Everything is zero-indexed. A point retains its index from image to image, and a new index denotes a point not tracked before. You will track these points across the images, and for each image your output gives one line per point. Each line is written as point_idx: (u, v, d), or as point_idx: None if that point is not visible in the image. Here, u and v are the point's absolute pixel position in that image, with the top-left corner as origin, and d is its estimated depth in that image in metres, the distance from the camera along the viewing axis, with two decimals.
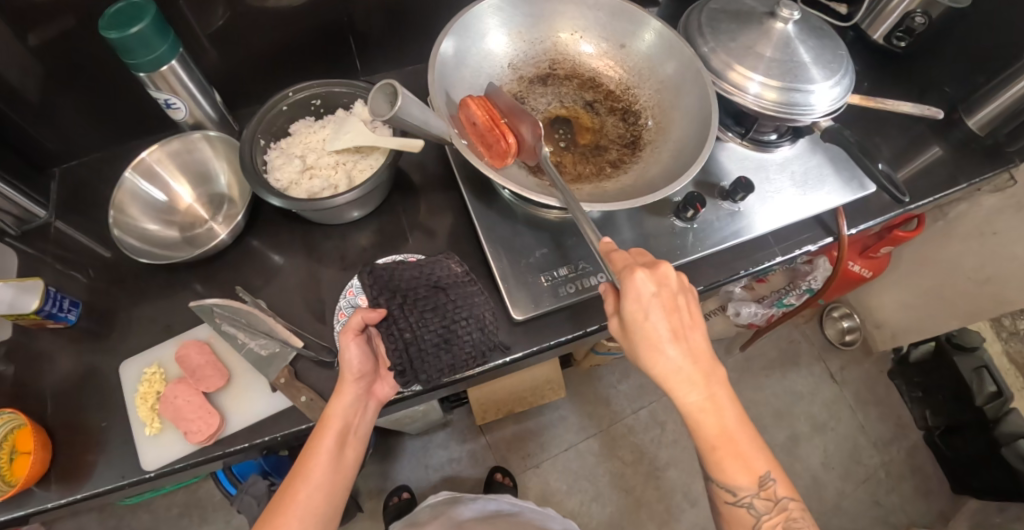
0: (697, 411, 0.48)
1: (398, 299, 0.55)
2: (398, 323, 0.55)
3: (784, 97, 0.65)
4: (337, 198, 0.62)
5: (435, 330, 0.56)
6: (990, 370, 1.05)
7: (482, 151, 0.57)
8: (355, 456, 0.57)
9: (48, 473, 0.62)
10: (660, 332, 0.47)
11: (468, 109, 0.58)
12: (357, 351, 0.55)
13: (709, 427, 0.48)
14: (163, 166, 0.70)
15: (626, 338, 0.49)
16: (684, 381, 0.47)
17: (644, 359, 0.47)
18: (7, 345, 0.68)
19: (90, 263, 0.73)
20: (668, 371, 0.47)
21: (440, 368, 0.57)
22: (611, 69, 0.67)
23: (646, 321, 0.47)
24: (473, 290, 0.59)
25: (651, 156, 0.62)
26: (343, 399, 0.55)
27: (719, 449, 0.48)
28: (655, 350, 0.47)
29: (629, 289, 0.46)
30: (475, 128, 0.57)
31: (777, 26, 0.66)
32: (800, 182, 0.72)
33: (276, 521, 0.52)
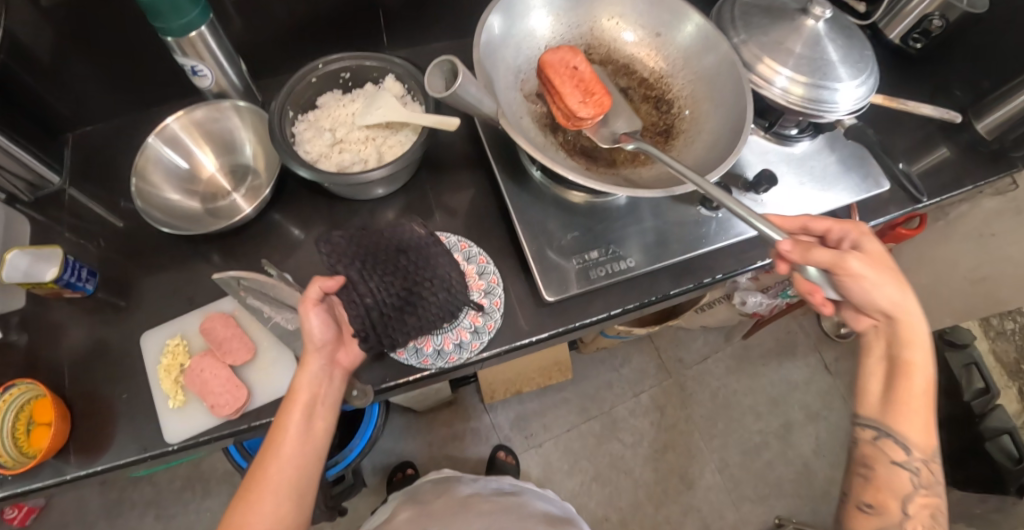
0: (918, 352, 0.50)
1: (360, 265, 0.59)
2: (358, 288, 0.58)
3: (811, 93, 0.66)
4: (371, 174, 0.61)
5: (396, 292, 0.59)
6: (979, 367, 1.10)
7: (570, 94, 0.57)
8: (326, 429, 0.55)
9: (67, 446, 0.62)
10: (894, 265, 0.51)
11: (574, 57, 0.59)
12: (318, 319, 0.55)
13: (915, 374, 0.50)
14: (188, 133, 0.69)
15: (878, 267, 0.50)
16: (917, 318, 0.51)
17: (883, 289, 0.50)
18: (20, 314, 0.68)
19: (102, 233, 0.72)
20: (901, 305, 0.51)
21: (406, 331, 0.59)
22: (648, 57, 0.67)
23: (880, 256, 0.52)
24: (437, 254, 0.63)
25: (684, 146, 0.62)
26: (308, 369, 0.55)
27: (911, 400, 0.50)
28: (895, 281, 0.50)
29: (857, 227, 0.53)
30: (574, 72, 0.58)
31: (808, 23, 0.67)
32: (819, 178, 0.73)
33: (248, 502, 0.51)
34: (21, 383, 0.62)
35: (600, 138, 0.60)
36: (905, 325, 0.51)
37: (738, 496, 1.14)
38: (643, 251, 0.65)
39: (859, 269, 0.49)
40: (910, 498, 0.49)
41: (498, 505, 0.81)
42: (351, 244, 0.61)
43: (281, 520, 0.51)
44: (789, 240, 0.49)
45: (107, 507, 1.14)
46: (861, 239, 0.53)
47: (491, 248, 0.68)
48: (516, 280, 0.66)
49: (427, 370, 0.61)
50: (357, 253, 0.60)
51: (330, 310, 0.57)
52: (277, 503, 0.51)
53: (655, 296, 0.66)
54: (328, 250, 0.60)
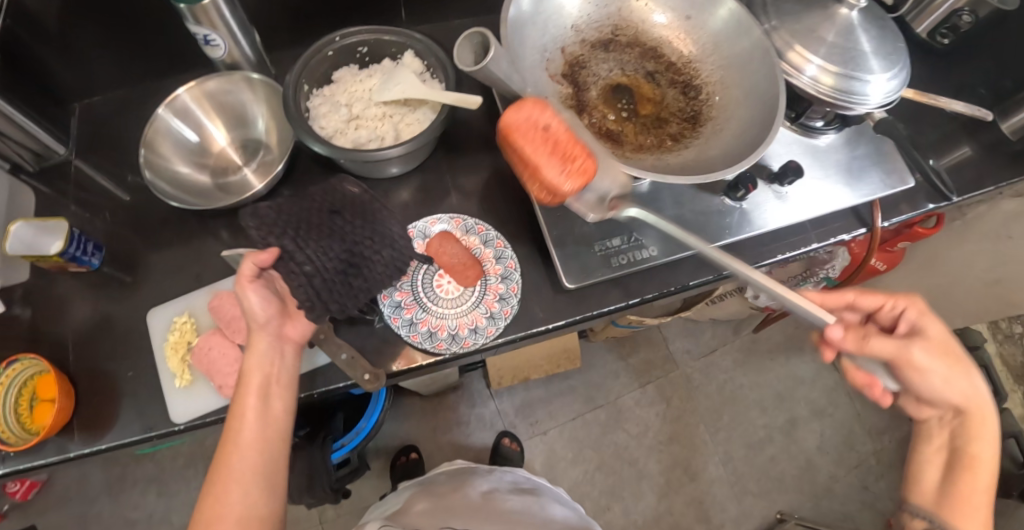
0: (984, 448, 0.51)
1: (292, 233, 0.51)
2: (295, 258, 0.51)
3: (841, 83, 0.64)
4: (387, 152, 0.59)
5: (339, 254, 0.52)
6: (990, 370, 1.08)
7: (548, 165, 0.50)
8: (286, 408, 0.55)
9: (70, 423, 0.61)
10: (959, 351, 0.51)
11: (543, 113, 0.51)
12: (257, 296, 0.54)
13: (980, 471, 0.51)
14: (199, 104, 0.67)
15: (942, 353, 0.50)
16: (986, 416, 0.52)
17: (953, 379, 0.50)
18: (24, 287, 0.67)
19: (108, 206, 0.70)
20: (972, 395, 0.51)
21: (355, 294, 0.53)
22: (677, 41, 0.66)
23: (941, 337, 0.51)
24: (376, 210, 0.57)
25: (711, 133, 0.60)
26: (256, 350, 0.55)
27: (973, 496, 0.50)
28: (962, 373, 0.51)
29: (915, 304, 0.52)
30: (545, 134, 0.51)
31: (842, 11, 0.65)
32: (846, 175, 0.71)
33: (214, 495, 0.51)
34: (25, 358, 0.61)
35: (588, 206, 0.55)
36: (974, 419, 0.51)
37: (740, 490, 1.14)
38: (666, 240, 0.63)
39: (926, 354, 0.49)
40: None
41: (521, 500, 0.81)
42: (277, 212, 0.52)
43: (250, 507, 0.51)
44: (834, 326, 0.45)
45: (109, 483, 1.14)
46: (921, 318, 0.52)
47: (509, 232, 0.66)
48: (535, 266, 0.65)
49: (441, 355, 0.60)
50: (288, 221, 0.52)
51: (268, 285, 0.56)
52: (244, 491, 0.51)
53: (674, 286, 0.65)
54: (254, 222, 0.51)
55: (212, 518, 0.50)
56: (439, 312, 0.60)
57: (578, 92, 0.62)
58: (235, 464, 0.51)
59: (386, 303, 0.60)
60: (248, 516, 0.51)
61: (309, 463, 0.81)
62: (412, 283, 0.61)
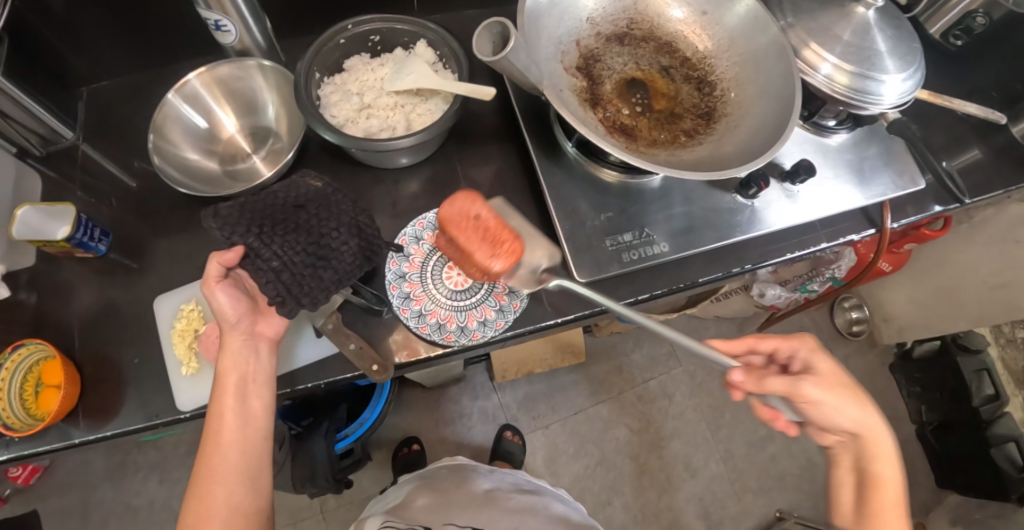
0: (885, 466, 0.50)
1: (255, 230, 0.52)
2: (262, 254, 0.51)
3: (855, 83, 0.63)
4: (398, 142, 0.58)
5: (304, 249, 0.52)
6: (991, 373, 1.09)
7: (478, 251, 0.48)
8: (265, 406, 0.54)
9: (76, 409, 0.60)
10: (847, 382, 0.49)
11: (472, 202, 0.50)
12: (224, 296, 0.53)
13: (885, 489, 0.50)
14: (209, 90, 0.66)
15: (828, 388, 0.48)
16: (882, 434, 0.50)
17: (843, 409, 0.48)
18: (30, 272, 0.66)
19: (114, 192, 0.70)
20: (866, 422, 0.49)
21: (325, 285, 0.52)
22: (692, 36, 0.65)
23: (832, 371, 0.50)
24: (342, 203, 0.56)
25: (725, 130, 0.60)
26: (229, 349, 0.54)
27: (884, 514, 0.49)
28: (853, 399, 0.49)
29: (805, 342, 0.52)
30: (477, 223, 0.49)
31: (858, 10, 0.64)
32: (856, 174, 0.69)
33: (199, 497, 0.51)
34: (31, 343, 0.61)
35: (520, 281, 0.53)
36: (869, 441, 0.50)
37: (741, 488, 1.14)
38: (677, 236, 0.63)
39: (814, 389, 0.48)
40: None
41: (522, 501, 0.80)
42: (240, 210, 0.52)
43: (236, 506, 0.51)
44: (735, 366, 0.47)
45: (111, 469, 1.14)
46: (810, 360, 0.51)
47: None
48: None
49: (450, 347, 0.60)
50: (250, 218, 0.52)
51: (237, 284, 0.55)
52: (230, 491, 0.51)
53: (683, 283, 0.65)
54: (217, 222, 0.51)
55: (200, 519, 0.50)
56: (448, 303, 0.60)
57: (592, 85, 0.62)
58: (216, 467, 0.51)
59: (395, 294, 0.60)
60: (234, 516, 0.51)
61: (313, 454, 0.80)
62: (421, 275, 0.62)
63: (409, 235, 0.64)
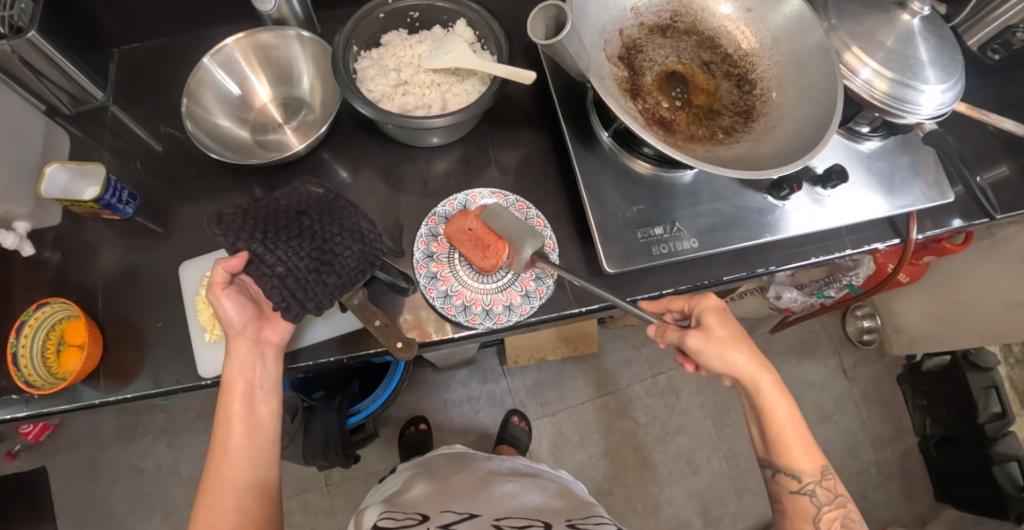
0: (770, 395, 0.53)
1: (259, 236, 0.51)
2: (266, 260, 0.50)
3: (896, 90, 0.58)
4: (433, 121, 0.57)
5: (309, 254, 0.52)
6: (999, 391, 1.09)
7: (474, 257, 0.58)
8: (272, 411, 0.56)
9: (97, 370, 0.61)
10: (722, 333, 0.53)
11: (465, 218, 0.60)
12: (231, 302, 0.54)
13: (779, 417, 0.53)
14: (245, 57, 0.66)
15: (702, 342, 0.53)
16: (763, 370, 0.52)
17: (725, 357, 0.52)
18: (55, 231, 0.66)
19: (141, 155, 0.69)
20: (745, 367, 0.52)
21: (330, 291, 0.52)
22: (736, 32, 0.65)
23: (722, 326, 0.53)
24: (344, 208, 0.55)
25: (763, 129, 0.59)
26: (236, 356, 0.54)
27: (783, 435, 0.53)
28: (730, 345, 0.52)
29: (702, 299, 0.55)
30: (471, 234, 0.59)
31: (903, 18, 0.59)
32: (887, 185, 0.67)
33: (206, 504, 0.51)
34: (54, 302, 0.61)
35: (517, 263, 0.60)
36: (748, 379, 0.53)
37: (741, 487, 1.15)
38: (705, 233, 0.63)
39: (696, 348, 0.53)
40: (819, 517, 0.53)
41: (519, 482, 0.77)
42: (243, 216, 0.52)
43: (247, 514, 0.52)
44: (652, 323, 0.56)
45: (120, 431, 1.15)
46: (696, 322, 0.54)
47: (550, 213, 0.66)
48: (573, 248, 0.65)
49: (474, 329, 0.60)
50: (253, 223, 0.51)
51: (242, 290, 0.56)
52: (239, 496, 0.52)
53: (708, 280, 0.65)
54: (220, 228, 0.51)
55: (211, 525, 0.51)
56: (475, 286, 0.61)
57: (633, 76, 0.62)
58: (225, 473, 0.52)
59: (422, 273, 0.61)
60: (245, 523, 0.51)
61: (324, 425, 0.83)
62: (449, 255, 0.62)
63: (439, 215, 0.64)
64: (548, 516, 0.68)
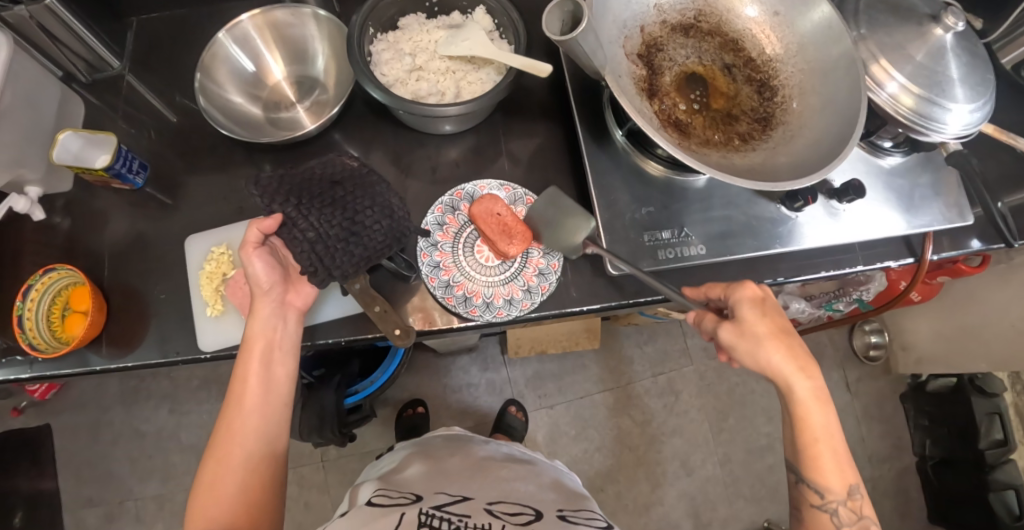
0: (806, 399, 0.50)
1: (293, 202, 0.52)
2: (298, 225, 0.52)
3: (921, 107, 0.56)
4: (445, 109, 0.57)
5: (339, 223, 0.52)
6: (1003, 418, 1.08)
7: (498, 240, 0.59)
8: (287, 373, 0.56)
9: (99, 337, 0.62)
10: (761, 330, 0.51)
11: (495, 202, 0.61)
12: (261, 262, 0.55)
13: (813, 428, 0.50)
14: (260, 33, 0.66)
15: (737, 336, 0.52)
16: (799, 373, 0.50)
17: (758, 355, 0.51)
18: (66, 197, 0.67)
19: (154, 125, 0.70)
20: (781, 366, 0.50)
21: (354, 261, 0.53)
22: (762, 36, 0.63)
23: (759, 321, 0.51)
24: (376, 183, 0.55)
25: (781, 138, 0.58)
26: (260, 316, 0.55)
27: (816, 446, 0.50)
28: (769, 343, 0.50)
29: (740, 289, 0.53)
30: (498, 219, 0.60)
31: (937, 32, 0.57)
32: (905, 204, 0.66)
33: (217, 458, 0.52)
34: (60, 269, 0.62)
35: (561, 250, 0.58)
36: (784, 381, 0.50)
37: (733, 492, 1.15)
38: (714, 239, 0.62)
39: (728, 342, 0.53)
40: None
41: (515, 469, 0.77)
42: (280, 181, 0.53)
43: (253, 471, 0.53)
44: (692, 309, 0.57)
45: (125, 394, 1.17)
46: (734, 316, 0.53)
47: None
48: None
49: (472, 321, 0.60)
50: (289, 189, 0.53)
51: (273, 252, 0.57)
52: (248, 453, 0.53)
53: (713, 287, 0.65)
54: (258, 191, 0.52)
55: (217, 479, 0.51)
56: (477, 278, 0.60)
57: (651, 75, 0.61)
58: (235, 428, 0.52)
59: (425, 262, 0.60)
60: (250, 479, 0.52)
61: (321, 406, 0.84)
62: (453, 245, 0.61)
63: (446, 204, 0.63)
64: (541, 503, 0.67)
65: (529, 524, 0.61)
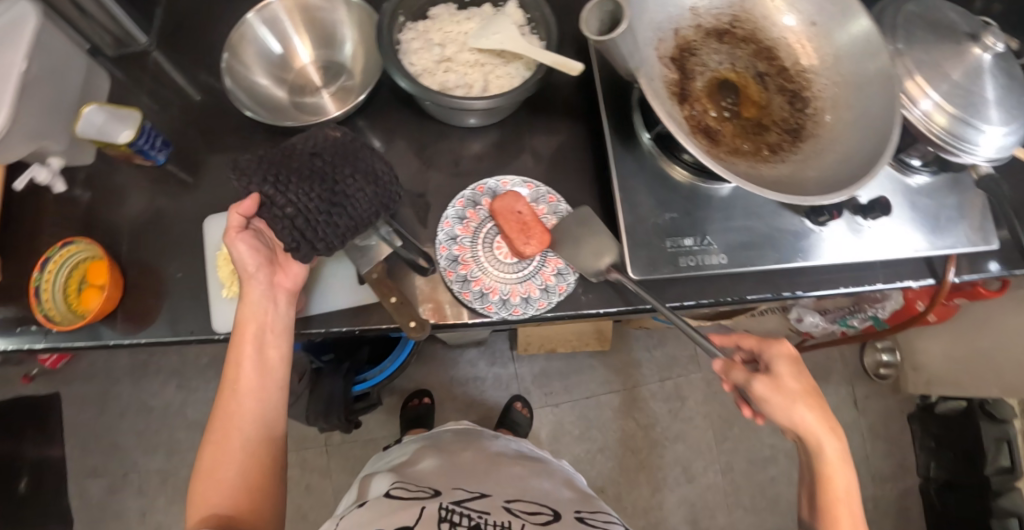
0: (831, 459, 0.49)
1: (270, 179, 0.50)
2: (277, 202, 0.49)
3: (954, 128, 0.55)
4: (472, 102, 0.56)
5: (319, 195, 0.50)
6: (1012, 445, 1.05)
7: (516, 238, 0.58)
8: (281, 356, 0.55)
9: (114, 312, 0.62)
10: (796, 387, 0.48)
11: (516, 200, 0.59)
12: (245, 246, 0.54)
13: (835, 488, 0.49)
14: (289, 16, 0.65)
15: (773, 392, 0.48)
16: (829, 433, 0.48)
17: (792, 413, 0.48)
18: (88, 171, 0.67)
19: (177, 103, 0.69)
20: (812, 425, 0.48)
21: (340, 232, 0.51)
22: (796, 46, 0.62)
23: (793, 377, 0.49)
24: (358, 151, 0.53)
25: (811, 151, 0.57)
26: (249, 300, 0.54)
27: (836, 507, 0.49)
28: (803, 401, 0.48)
29: (773, 344, 0.51)
30: (519, 217, 0.59)
31: (975, 52, 0.56)
32: (931, 225, 0.65)
33: (215, 443, 0.52)
34: (77, 242, 0.62)
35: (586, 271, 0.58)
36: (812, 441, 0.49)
37: (733, 502, 1.15)
38: (736, 249, 0.61)
39: (762, 396, 0.49)
40: None
41: (526, 467, 0.77)
42: (257, 160, 0.51)
43: (252, 455, 0.53)
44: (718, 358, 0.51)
45: (134, 368, 1.18)
46: (767, 371, 0.50)
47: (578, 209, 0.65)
48: None
49: (488, 317, 0.59)
50: (266, 166, 0.50)
51: (258, 235, 0.55)
52: (245, 438, 0.53)
53: (731, 297, 0.64)
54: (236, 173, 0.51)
55: (215, 464, 0.52)
56: (494, 274, 0.60)
57: (683, 79, 0.60)
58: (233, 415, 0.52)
59: (443, 256, 0.60)
60: (250, 464, 0.53)
61: (330, 390, 0.84)
62: (473, 240, 0.61)
63: (467, 198, 0.63)
64: (557, 504, 0.66)
65: (547, 524, 0.60)
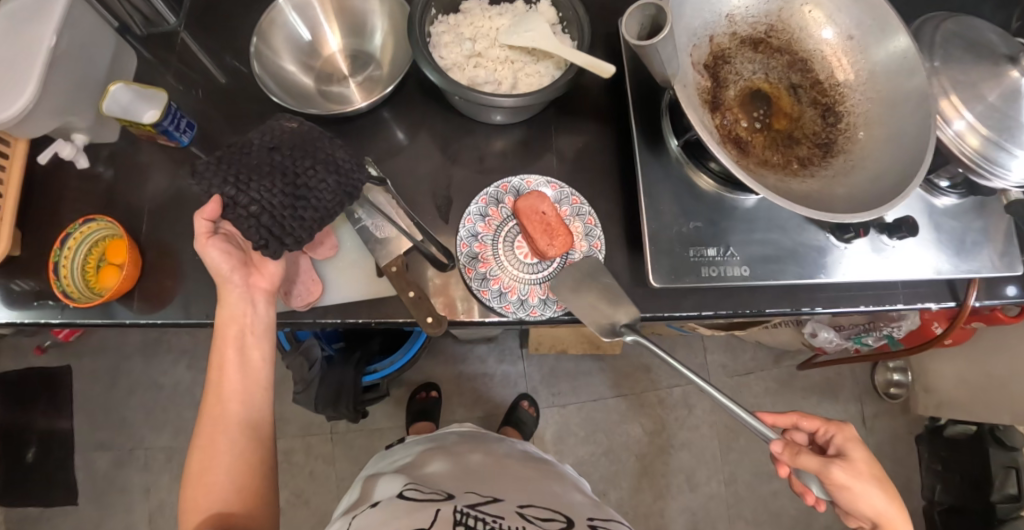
0: None
1: (229, 178, 0.49)
2: (240, 202, 0.48)
3: (986, 150, 0.54)
4: (500, 100, 0.56)
5: (281, 190, 0.49)
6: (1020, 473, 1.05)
7: (539, 239, 0.58)
8: (264, 356, 0.55)
9: (132, 291, 0.62)
10: (871, 472, 0.50)
11: (541, 201, 0.60)
12: (216, 250, 0.53)
13: None
14: (320, 3, 0.65)
15: (852, 479, 0.49)
16: (899, 517, 0.50)
17: (869, 498, 0.49)
18: (112, 148, 0.67)
19: (202, 84, 0.69)
20: (884, 509, 0.49)
21: (307, 225, 0.50)
22: (832, 58, 0.61)
23: (865, 462, 0.51)
24: (316, 141, 0.52)
25: (841, 167, 0.56)
26: (227, 303, 0.54)
27: None
28: (877, 487, 0.49)
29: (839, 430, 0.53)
30: (542, 218, 0.59)
31: (1013, 74, 0.54)
32: (958, 248, 0.64)
33: (203, 446, 0.52)
34: (98, 220, 0.62)
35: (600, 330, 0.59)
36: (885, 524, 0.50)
37: (735, 513, 1.14)
38: (758, 262, 0.60)
39: (844, 484, 0.48)
40: None
41: (538, 471, 0.77)
42: (216, 161, 0.49)
43: (243, 454, 0.53)
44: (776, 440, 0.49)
45: (145, 345, 1.18)
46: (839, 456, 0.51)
47: (601, 212, 0.64)
48: (620, 252, 0.63)
49: (505, 317, 0.59)
50: (226, 166, 0.49)
51: (228, 238, 0.55)
52: (231, 440, 0.53)
53: (750, 309, 0.64)
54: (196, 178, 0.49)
55: (205, 467, 0.51)
56: (513, 273, 0.60)
57: (716, 87, 0.60)
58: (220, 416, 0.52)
59: (464, 252, 0.60)
60: (240, 464, 0.52)
61: (339, 381, 0.85)
62: (494, 238, 0.61)
63: (490, 196, 0.63)
64: (571, 510, 0.66)
65: None
